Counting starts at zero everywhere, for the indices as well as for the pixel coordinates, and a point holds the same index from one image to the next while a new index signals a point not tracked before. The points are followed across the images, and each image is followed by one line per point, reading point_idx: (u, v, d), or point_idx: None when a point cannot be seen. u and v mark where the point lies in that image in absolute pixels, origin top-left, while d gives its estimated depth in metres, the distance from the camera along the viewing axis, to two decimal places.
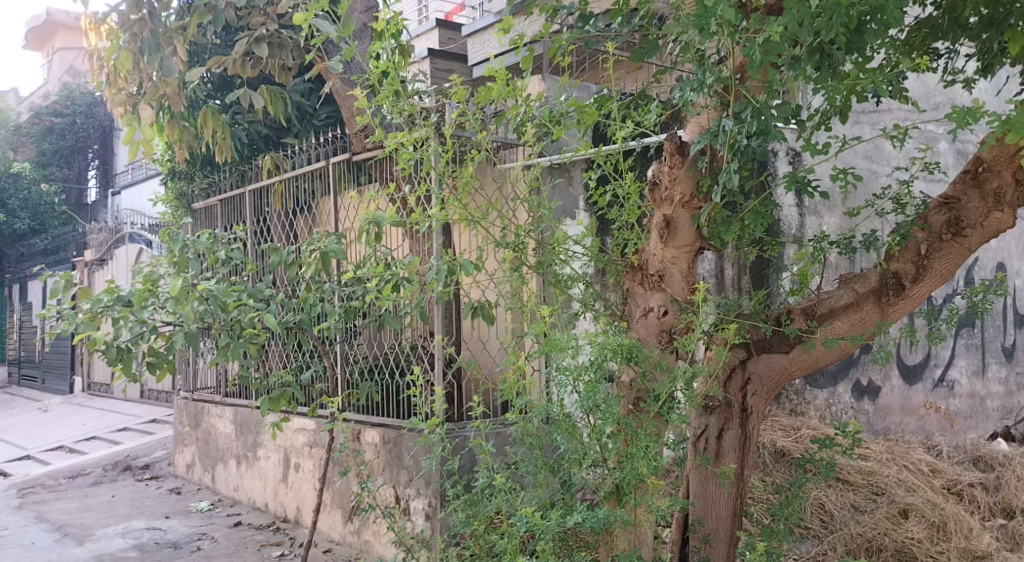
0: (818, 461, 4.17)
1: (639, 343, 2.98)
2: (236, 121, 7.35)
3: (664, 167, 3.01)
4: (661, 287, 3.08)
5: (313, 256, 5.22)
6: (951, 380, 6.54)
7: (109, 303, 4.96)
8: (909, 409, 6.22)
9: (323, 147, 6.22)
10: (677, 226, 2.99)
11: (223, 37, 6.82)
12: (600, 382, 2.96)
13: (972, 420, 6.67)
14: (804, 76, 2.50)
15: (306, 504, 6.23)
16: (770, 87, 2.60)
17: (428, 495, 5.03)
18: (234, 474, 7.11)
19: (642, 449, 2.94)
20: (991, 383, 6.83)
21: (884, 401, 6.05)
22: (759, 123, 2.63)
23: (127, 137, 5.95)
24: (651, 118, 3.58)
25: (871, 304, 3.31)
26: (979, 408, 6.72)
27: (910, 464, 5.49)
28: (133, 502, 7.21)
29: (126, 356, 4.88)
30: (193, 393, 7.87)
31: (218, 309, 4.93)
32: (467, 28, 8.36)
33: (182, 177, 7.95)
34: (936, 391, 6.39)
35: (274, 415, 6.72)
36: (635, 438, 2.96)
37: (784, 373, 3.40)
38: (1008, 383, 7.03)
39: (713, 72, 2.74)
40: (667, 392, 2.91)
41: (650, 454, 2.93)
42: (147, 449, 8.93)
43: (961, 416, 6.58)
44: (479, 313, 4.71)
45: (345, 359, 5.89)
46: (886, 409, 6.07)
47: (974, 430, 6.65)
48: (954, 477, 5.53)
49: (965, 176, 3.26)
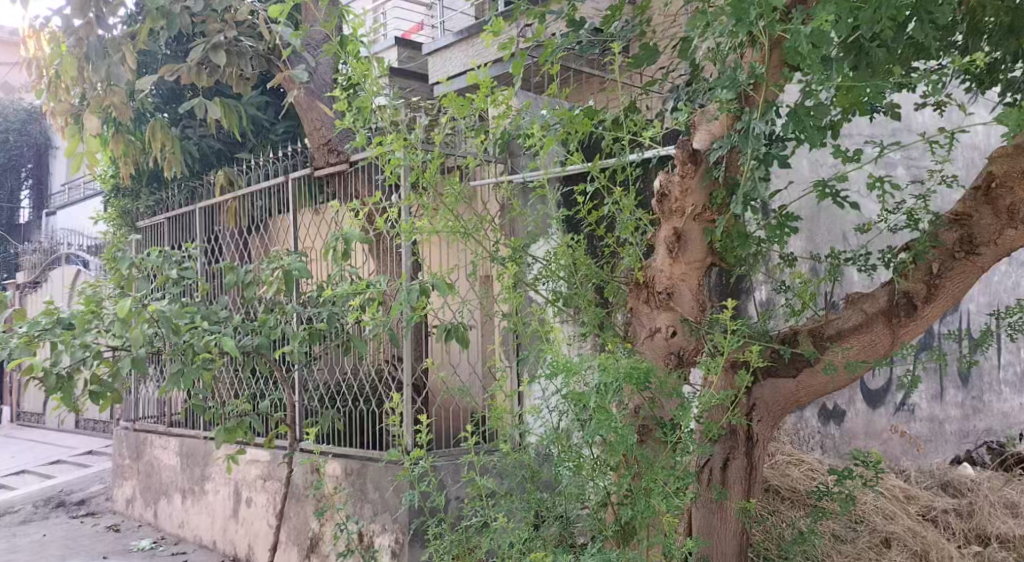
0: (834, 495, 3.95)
1: (652, 366, 2.74)
2: (186, 134, 7.01)
3: (672, 176, 2.80)
4: (670, 306, 2.87)
5: (274, 275, 4.90)
6: (911, 403, 6.02)
7: (48, 326, 4.56)
8: (873, 434, 5.85)
9: (282, 161, 5.93)
10: (688, 241, 2.79)
11: (175, 47, 6.51)
12: (610, 409, 2.69)
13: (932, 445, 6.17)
14: (842, 74, 2.34)
15: (259, 541, 5.86)
16: (805, 86, 2.41)
17: (394, 530, 4.75)
18: (179, 510, 6.67)
19: (658, 483, 2.70)
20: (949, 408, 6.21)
21: (852, 426, 5.75)
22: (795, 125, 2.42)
23: (71, 148, 5.57)
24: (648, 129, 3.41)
25: (881, 325, 3.10)
26: (938, 432, 6.26)
27: (885, 489, 5.22)
28: (67, 542, 6.70)
29: (67, 385, 4.45)
30: (134, 423, 7.41)
31: (171, 332, 4.56)
32: (427, 47, 7.97)
33: (127, 195, 7.54)
34: (899, 415, 5.96)
35: (225, 446, 6.33)
36: (650, 472, 2.73)
37: (791, 399, 3.19)
38: (965, 406, 6.44)
39: (745, 70, 2.54)
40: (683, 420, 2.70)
41: (667, 488, 2.70)
42: (83, 483, 8.39)
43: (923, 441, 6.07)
44: (454, 335, 4.47)
45: (303, 387, 5.67)
46: (852, 434, 5.78)
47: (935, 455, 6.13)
48: (927, 503, 5.21)
49: (976, 192, 3.04)
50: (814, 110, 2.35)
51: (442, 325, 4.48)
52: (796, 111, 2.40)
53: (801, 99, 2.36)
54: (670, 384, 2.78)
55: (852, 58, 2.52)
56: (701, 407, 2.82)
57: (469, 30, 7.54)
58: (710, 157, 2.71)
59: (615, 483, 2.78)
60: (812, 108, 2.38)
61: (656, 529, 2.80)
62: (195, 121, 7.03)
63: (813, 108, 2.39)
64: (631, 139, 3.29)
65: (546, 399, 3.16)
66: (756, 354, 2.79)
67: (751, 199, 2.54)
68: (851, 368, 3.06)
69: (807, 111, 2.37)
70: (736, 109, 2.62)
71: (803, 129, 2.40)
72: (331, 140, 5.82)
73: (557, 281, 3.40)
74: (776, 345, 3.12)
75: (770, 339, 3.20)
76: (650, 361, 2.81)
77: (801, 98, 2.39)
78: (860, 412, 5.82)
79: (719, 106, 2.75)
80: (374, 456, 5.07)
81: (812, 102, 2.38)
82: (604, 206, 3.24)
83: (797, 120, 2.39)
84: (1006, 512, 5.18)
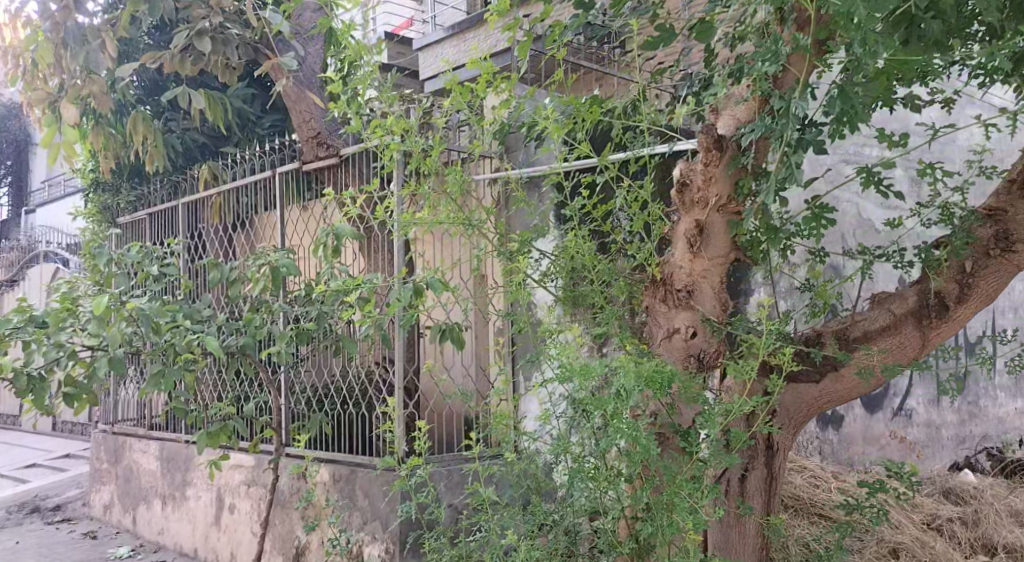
0: (864, 510, 3.74)
1: (676, 370, 2.53)
2: (169, 127, 6.77)
3: (694, 164, 2.59)
4: (689, 304, 2.65)
5: (262, 272, 4.68)
6: (909, 409, 5.86)
7: (20, 324, 4.32)
8: (870, 438, 5.64)
9: (269, 155, 5.78)
10: (711, 234, 2.57)
11: (158, 36, 6.28)
12: (628, 415, 2.49)
13: (930, 451, 5.99)
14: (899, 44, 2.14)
15: (242, 550, 5.63)
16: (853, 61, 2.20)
17: (384, 540, 4.56)
18: (159, 516, 6.42)
19: (682, 497, 2.49)
20: (946, 412, 6.06)
21: (849, 430, 5.58)
22: (845, 104, 2.22)
23: (48, 139, 5.27)
24: (661, 119, 3.22)
25: (910, 327, 2.90)
26: (936, 437, 6.01)
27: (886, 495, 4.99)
28: (42, 550, 6.42)
29: (40, 386, 4.20)
30: (113, 426, 7.15)
31: (150, 331, 4.32)
32: (418, 42, 7.75)
33: (107, 190, 7.29)
34: (897, 420, 5.77)
35: (207, 452, 6.09)
36: (672, 485, 2.52)
37: (812, 405, 2.99)
38: (962, 411, 6.29)
39: (784, 43, 2.33)
40: (707, 427, 2.50)
41: (692, 503, 2.50)
42: (60, 488, 8.11)
43: (920, 446, 5.90)
44: (449, 336, 4.35)
45: (290, 389, 5.47)
46: (849, 439, 5.58)
47: (932, 461, 5.97)
48: (932, 512, 4.99)
49: (1012, 186, 2.86)
50: (866, 80, 2.14)
51: (437, 325, 4.36)
52: (844, 83, 2.19)
53: (852, 68, 2.15)
54: (694, 388, 2.57)
55: (900, 31, 2.31)
56: (727, 413, 2.61)
57: (460, 24, 7.32)
58: (737, 143, 2.50)
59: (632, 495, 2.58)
60: (862, 78, 2.17)
61: (676, 546, 2.60)
62: (178, 114, 6.80)
63: (862, 78, 2.18)
64: (645, 128, 3.10)
65: (556, 404, 2.97)
66: (786, 356, 2.58)
67: (787, 186, 2.32)
68: (884, 372, 2.84)
69: (857, 81, 2.16)
70: (768, 86, 2.40)
71: (851, 103, 2.19)
72: (320, 133, 5.54)
73: (565, 278, 3.18)
74: (802, 348, 2.90)
75: (793, 342, 2.98)
76: (670, 364, 2.58)
77: (851, 67, 2.18)
78: (858, 417, 5.64)
79: (747, 88, 2.54)
80: (364, 462, 4.87)
81: (862, 72, 2.17)
82: (617, 199, 3.04)
83: (846, 93, 2.18)
84: (1012, 521, 4.99)
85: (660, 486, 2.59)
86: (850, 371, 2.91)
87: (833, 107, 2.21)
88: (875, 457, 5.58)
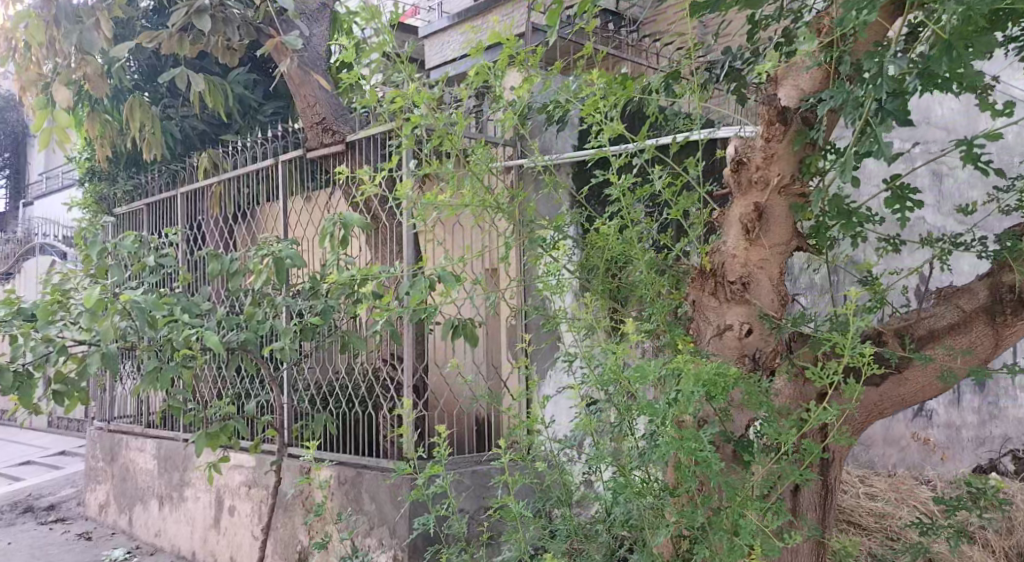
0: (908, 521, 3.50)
1: (739, 373, 2.21)
2: (167, 114, 6.51)
3: (751, 141, 2.31)
4: (745, 298, 2.35)
5: (264, 263, 4.43)
6: None
7: (6, 317, 4.05)
8: None
9: (271, 143, 5.55)
10: (771, 219, 2.29)
11: (154, 19, 6.07)
12: (683, 422, 2.20)
13: None
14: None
15: (242, 554, 5.38)
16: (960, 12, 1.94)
17: (393, 546, 4.35)
18: (156, 517, 6.16)
19: (740, 515, 2.21)
20: None
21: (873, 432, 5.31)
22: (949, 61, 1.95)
23: (37, 123, 4.91)
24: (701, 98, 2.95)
25: (981, 325, 2.61)
26: None
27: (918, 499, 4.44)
28: (34, 551, 6.14)
29: (27, 384, 3.93)
30: (109, 423, 6.88)
31: (146, 325, 4.05)
32: (422, 29, 7.40)
33: (103, 178, 7.03)
34: None
35: (205, 451, 5.84)
36: (733, 502, 2.21)
37: (874, 410, 2.71)
38: None
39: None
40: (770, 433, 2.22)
41: (758, 523, 2.20)
42: (54, 486, 7.84)
43: None
44: (461, 332, 4.15)
45: (292, 388, 5.25)
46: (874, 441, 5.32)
47: None
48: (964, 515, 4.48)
49: None
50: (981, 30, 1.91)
51: (448, 321, 4.16)
52: (951, 34, 1.96)
53: (965, 17, 1.92)
54: (755, 392, 2.27)
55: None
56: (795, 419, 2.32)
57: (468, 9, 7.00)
58: (803, 117, 2.23)
59: (686, 513, 2.26)
60: (972, 30, 1.95)
61: None
62: (176, 100, 6.54)
63: (973, 29, 1.96)
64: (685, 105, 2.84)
65: (592, 409, 2.70)
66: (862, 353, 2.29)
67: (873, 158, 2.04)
68: (968, 376, 2.56)
69: (967, 33, 1.94)
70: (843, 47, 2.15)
71: (962, 59, 1.96)
72: (325, 118, 5.27)
73: (595, 270, 2.92)
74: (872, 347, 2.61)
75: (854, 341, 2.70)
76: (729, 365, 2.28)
77: (957, 17, 1.96)
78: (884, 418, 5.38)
79: (809, 56, 2.26)
80: (372, 464, 4.66)
81: (975, 20, 1.94)
82: (654, 184, 2.77)
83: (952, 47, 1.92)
84: None
85: (718, 503, 2.29)
86: (920, 373, 2.63)
87: (939, 65, 1.96)
88: (895, 459, 5.03)
